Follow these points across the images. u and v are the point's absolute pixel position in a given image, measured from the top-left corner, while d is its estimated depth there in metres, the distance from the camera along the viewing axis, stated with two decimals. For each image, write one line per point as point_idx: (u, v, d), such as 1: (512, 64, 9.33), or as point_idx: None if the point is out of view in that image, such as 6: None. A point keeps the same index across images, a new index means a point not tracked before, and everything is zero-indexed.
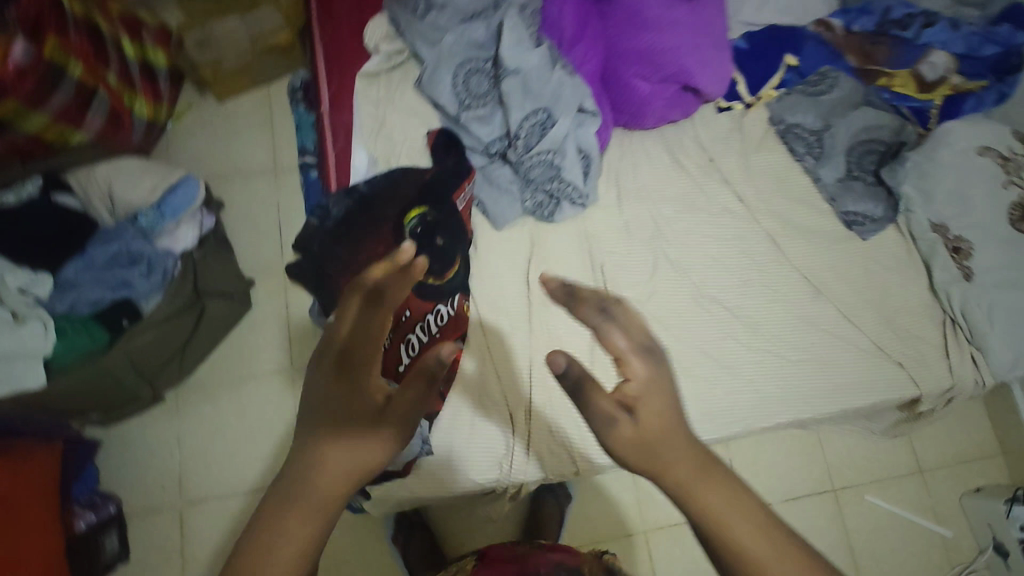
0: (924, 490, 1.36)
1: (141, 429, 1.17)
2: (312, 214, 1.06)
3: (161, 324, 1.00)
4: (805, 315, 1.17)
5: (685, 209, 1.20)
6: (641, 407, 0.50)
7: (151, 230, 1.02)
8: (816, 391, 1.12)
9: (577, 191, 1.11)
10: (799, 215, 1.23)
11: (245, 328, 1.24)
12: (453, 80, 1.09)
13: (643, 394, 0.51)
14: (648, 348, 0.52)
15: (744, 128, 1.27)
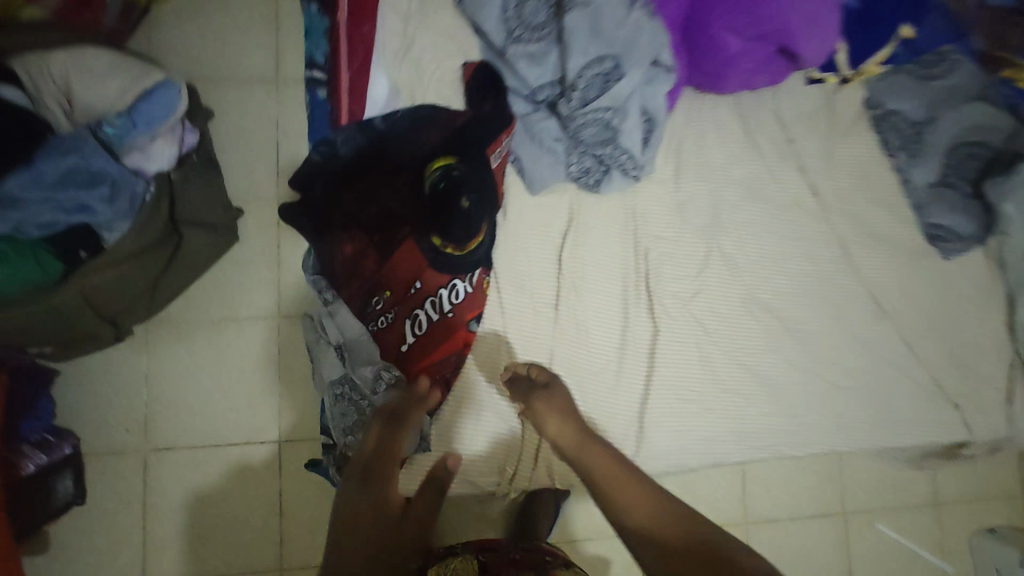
0: (936, 524, 1.28)
1: (103, 363, 1.04)
2: (314, 148, 0.88)
3: (127, 261, 0.85)
4: (863, 336, 1.03)
5: (750, 196, 1.03)
6: (541, 402, 0.80)
7: (118, 144, 0.83)
8: (860, 423, 1.00)
9: (632, 161, 0.94)
10: (878, 220, 1.06)
11: (228, 263, 1.08)
12: (505, 3, 0.89)
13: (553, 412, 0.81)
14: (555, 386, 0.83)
15: (834, 107, 1.07)
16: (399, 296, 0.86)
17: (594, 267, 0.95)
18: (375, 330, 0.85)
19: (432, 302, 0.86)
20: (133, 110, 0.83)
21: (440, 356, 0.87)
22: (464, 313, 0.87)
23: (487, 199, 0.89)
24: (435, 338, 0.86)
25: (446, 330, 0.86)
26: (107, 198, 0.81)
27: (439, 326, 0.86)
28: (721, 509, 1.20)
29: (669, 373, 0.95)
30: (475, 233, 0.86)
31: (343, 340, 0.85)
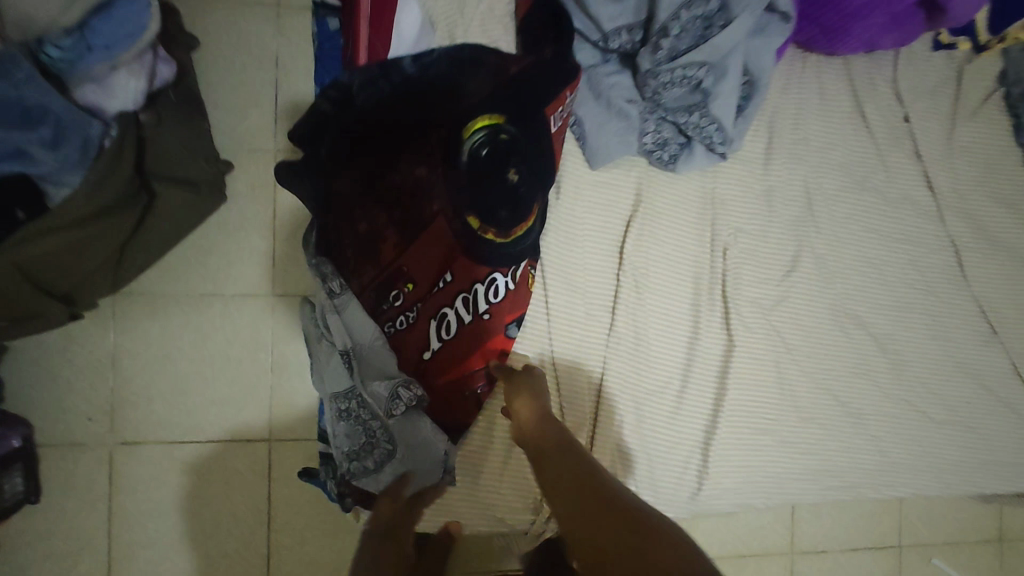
0: (999, 563, 1.15)
1: (60, 338, 0.87)
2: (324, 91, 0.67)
3: (76, 225, 0.67)
4: (970, 362, 0.86)
5: (853, 184, 0.84)
6: (516, 387, 0.63)
7: (66, 75, 0.64)
8: (955, 463, 0.85)
9: (723, 133, 0.74)
10: (1002, 223, 0.87)
11: (213, 226, 0.89)
12: None
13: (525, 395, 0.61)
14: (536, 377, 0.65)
15: (964, 79, 0.87)
16: (421, 293, 0.65)
17: (663, 264, 0.78)
18: (392, 333, 0.67)
19: (463, 302, 0.66)
20: (85, 28, 0.63)
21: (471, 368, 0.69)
22: (502, 314, 0.69)
23: (541, 169, 0.68)
24: (466, 346, 0.67)
25: (479, 337, 0.68)
26: (49, 144, 0.63)
27: (470, 332, 0.67)
28: (767, 537, 1.05)
29: (741, 396, 0.79)
30: (524, 219, 0.65)
31: (352, 343, 0.69)
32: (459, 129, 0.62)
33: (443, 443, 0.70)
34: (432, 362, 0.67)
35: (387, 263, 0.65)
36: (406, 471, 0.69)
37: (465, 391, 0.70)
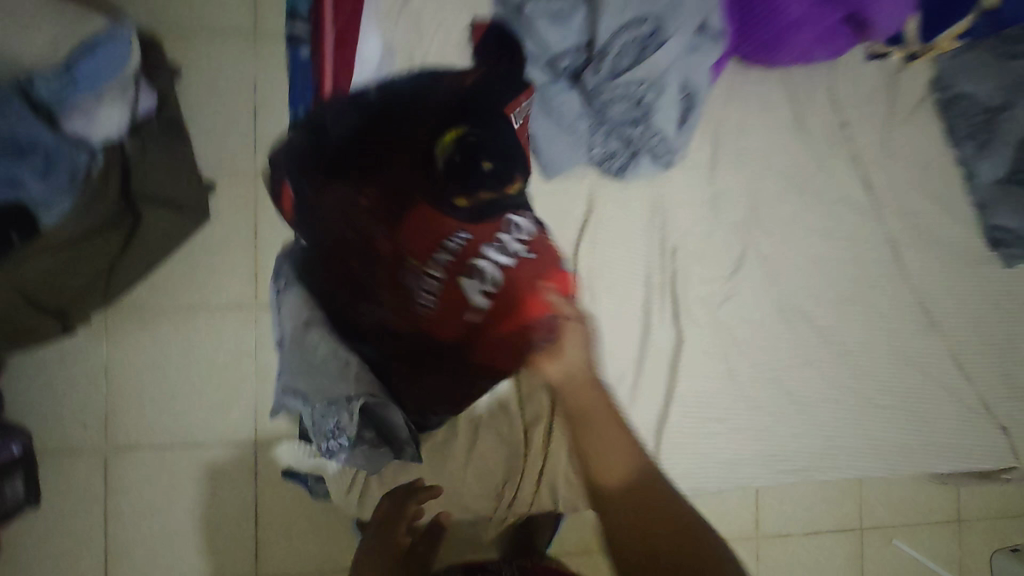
0: (957, 543, 1.20)
1: (57, 350, 0.92)
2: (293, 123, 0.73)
3: (65, 250, 0.74)
4: (910, 350, 0.92)
5: (793, 188, 0.90)
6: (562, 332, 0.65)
7: (56, 104, 0.69)
8: (899, 444, 0.90)
9: (664, 142, 0.81)
10: (936, 219, 0.93)
11: (198, 241, 0.95)
12: None
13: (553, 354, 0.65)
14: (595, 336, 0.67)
15: (897, 87, 0.93)
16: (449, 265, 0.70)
17: (615, 263, 0.84)
18: (423, 306, 0.70)
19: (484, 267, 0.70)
20: (73, 64, 0.69)
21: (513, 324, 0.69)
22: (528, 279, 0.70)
23: (513, 154, 0.71)
24: (518, 299, 0.69)
25: (511, 298, 0.69)
26: (40, 170, 0.68)
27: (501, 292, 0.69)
28: (732, 521, 1.11)
29: (691, 386, 0.85)
30: (511, 180, 0.71)
31: (283, 334, 0.72)
32: (428, 145, 0.69)
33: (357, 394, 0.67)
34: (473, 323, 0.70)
35: (389, 258, 0.69)
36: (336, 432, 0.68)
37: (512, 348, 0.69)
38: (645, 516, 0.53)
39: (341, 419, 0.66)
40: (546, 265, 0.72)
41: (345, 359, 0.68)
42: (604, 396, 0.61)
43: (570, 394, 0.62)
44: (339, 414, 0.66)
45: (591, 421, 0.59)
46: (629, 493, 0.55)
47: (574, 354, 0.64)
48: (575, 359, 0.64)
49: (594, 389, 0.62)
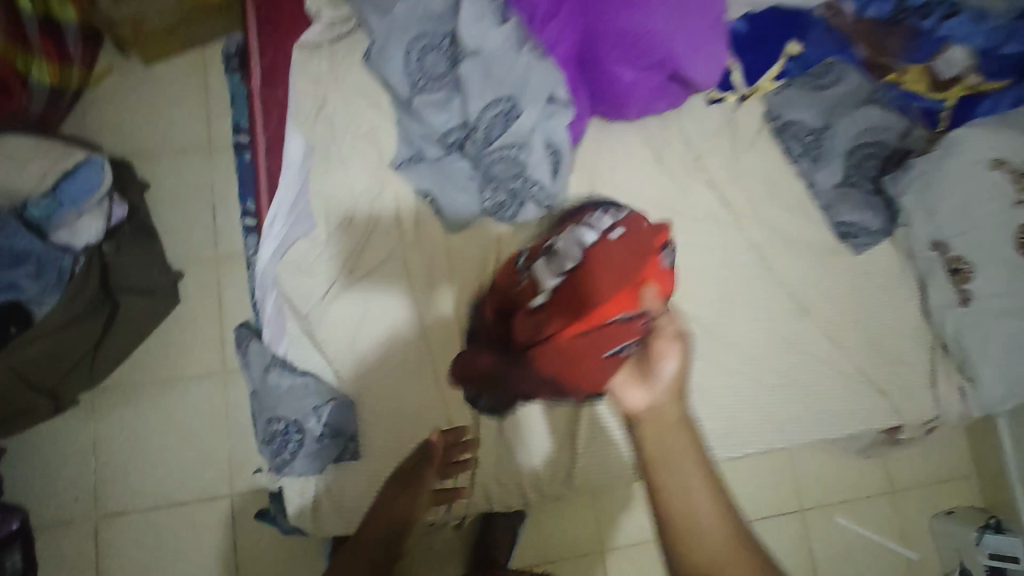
0: (895, 511, 1.30)
1: (52, 432, 1.05)
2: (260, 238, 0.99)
3: (53, 333, 0.87)
4: (787, 334, 1.07)
5: (663, 213, 1.08)
6: (645, 363, 0.71)
7: (44, 223, 0.89)
8: (790, 417, 1.04)
9: (543, 189, 0.97)
10: (789, 223, 1.11)
11: (171, 322, 1.11)
12: (406, 58, 0.93)
13: (663, 405, 0.70)
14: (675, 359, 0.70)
15: (737, 122, 1.14)
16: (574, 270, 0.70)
17: None
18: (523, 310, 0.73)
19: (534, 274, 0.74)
20: (57, 190, 0.89)
21: (598, 325, 0.69)
22: (610, 262, 0.70)
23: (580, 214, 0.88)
24: (601, 279, 0.69)
25: (578, 287, 0.70)
26: (32, 274, 0.87)
27: (568, 283, 0.70)
28: None
29: None
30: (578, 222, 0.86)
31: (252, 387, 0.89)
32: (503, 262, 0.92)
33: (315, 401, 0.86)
34: (549, 334, 0.70)
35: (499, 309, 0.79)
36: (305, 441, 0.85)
37: (594, 354, 0.70)
38: (739, 539, 0.64)
39: (309, 418, 0.85)
40: (626, 248, 0.71)
41: (303, 381, 0.86)
42: (669, 440, 0.68)
43: (657, 429, 0.69)
44: (308, 414, 0.85)
45: (665, 468, 0.67)
46: (709, 526, 0.64)
47: (657, 401, 0.70)
48: (654, 409, 0.70)
49: (654, 432, 0.69)
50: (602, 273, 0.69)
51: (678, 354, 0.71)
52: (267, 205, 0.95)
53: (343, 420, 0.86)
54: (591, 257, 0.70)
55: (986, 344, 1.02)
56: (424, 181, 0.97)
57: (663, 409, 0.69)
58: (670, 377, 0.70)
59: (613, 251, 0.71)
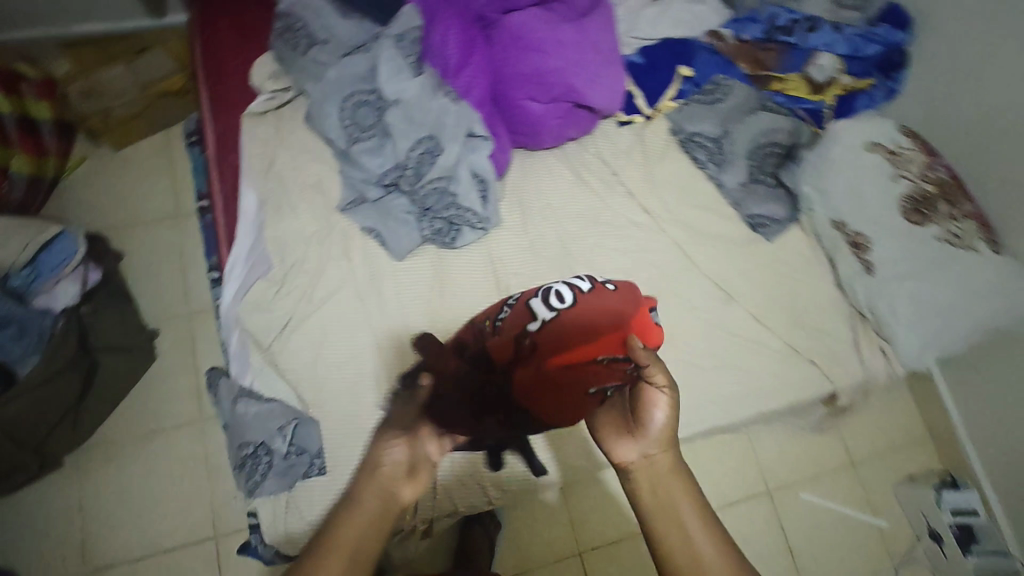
0: (859, 483, 1.36)
1: (40, 496, 1.11)
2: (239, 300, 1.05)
3: (37, 390, 0.96)
4: (717, 319, 1.17)
5: (590, 224, 1.20)
6: (637, 416, 0.77)
7: (25, 291, 0.98)
8: (730, 395, 1.12)
9: (475, 215, 1.10)
10: (705, 221, 1.23)
11: (148, 378, 1.19)
12: (341, 114, 1.06)
13: (659, 455, 0.76)
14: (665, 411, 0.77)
15: (646, 139, 1.28)
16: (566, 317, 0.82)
17: (464, 311, 1.08)
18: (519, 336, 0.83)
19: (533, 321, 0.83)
20: (37, 261, 0.99)
21: (586, 359, 0.79)
22: (601, 309, 0.82)
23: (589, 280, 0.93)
24: (598, 321, 0.81)
25: (569, 325, 0.81)
26: (15, 337, 0.95)
27: (564, 320, 0.81)
28: None
29: None
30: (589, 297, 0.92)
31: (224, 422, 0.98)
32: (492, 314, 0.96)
33: (279, 420, 0.94)
34: (540, 360, 0.81)
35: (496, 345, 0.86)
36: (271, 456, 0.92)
37: (576, 384, 0.80)
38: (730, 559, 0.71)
39: (274, 438, 0.92)
40: (618, 298, 0.85)
41: (268, 405, 0.95)
42: (665, 484, 0.74)
43: (650, 480, 0.75)
44: (273, 434, 0.92)
45: (667, 518, 0.72)
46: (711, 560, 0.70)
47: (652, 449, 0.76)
48: (653, 460, 0.76)
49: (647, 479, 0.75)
50: (594, 321, 0.81)
51: (669, 408, 0.77)
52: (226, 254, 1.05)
53: (305, 439, 0.93)
54: (584, 302, 0.83)
55: (894, 306, 1.12)
56: (368, 219, 1.08)
57: (654, 452, 0.76)
58: (663, 428, 0.76)
59: (605, 298, 0.84)
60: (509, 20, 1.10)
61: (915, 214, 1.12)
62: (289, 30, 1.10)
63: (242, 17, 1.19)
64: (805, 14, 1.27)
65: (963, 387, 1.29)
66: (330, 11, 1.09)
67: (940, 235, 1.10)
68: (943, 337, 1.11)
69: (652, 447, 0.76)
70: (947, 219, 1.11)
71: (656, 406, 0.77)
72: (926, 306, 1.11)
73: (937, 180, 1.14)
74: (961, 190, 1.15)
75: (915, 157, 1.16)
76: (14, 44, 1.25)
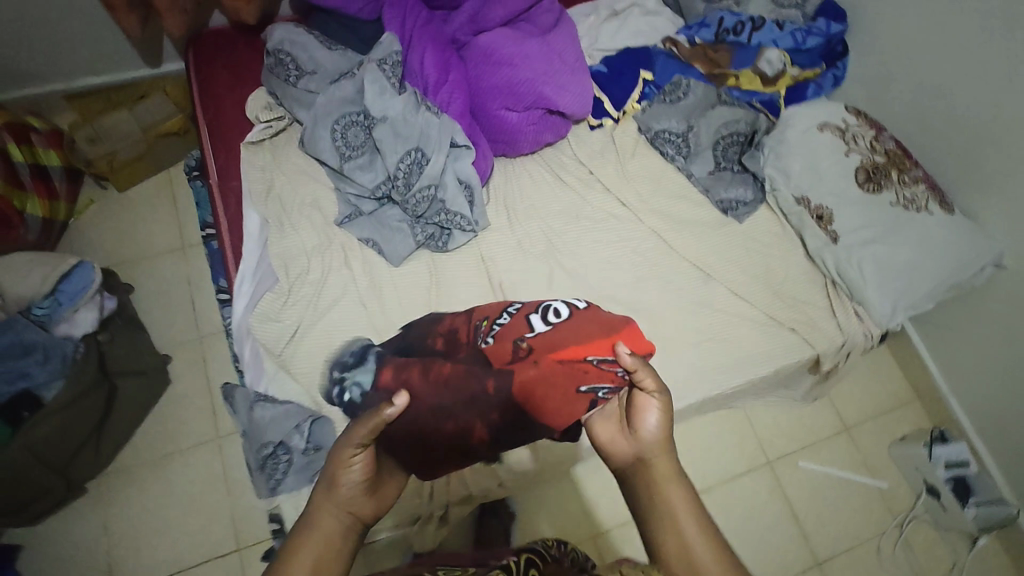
0: (855, 447, 1.41)
1: (64, 525, 1.14)
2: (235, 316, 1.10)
3: (63, 410, 1.02)
4: (699, 297, 1.24)
5: (573, 220, 1.28)
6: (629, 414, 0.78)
7: (47, 320, 1.04)
8: (720, 366, 1.19)
9: (465, 219, 1.17)
10: (679, 209, 1.32)
11: (164, 402, 1.23)
12: (333, 135, 1.15)
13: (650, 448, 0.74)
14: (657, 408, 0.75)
15: (617, 140, 1.37)
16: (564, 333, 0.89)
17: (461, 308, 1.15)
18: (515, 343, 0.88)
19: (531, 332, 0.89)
20: (57, 291, 1.05)
21: (578, 358, 0.85)
22: (593, 322, 0.90)
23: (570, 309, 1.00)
24: (590, 333, 0.88)
25: (565, 335, 0.87)
26: (40, 362, 1.01)
27: (558, 331, 0.88)
28: None
29: None
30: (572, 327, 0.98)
31: (242, 429, 1.02)
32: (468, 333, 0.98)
33: (294, 418, 0.99)
34: (537, 362, 0.86)
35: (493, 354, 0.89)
36: (287, 450, 0.97)
37: (567, 382, 0.84)
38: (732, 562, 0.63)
39: (292, 436, 0.97)
40: (608, 316, 0.92)
41: (283, 406, 1.00)
42: (659, 487, 0.70)
43: (637, 474, 0.73)
44: (291, 433, 0.97)
45: (663, 519, 0.68)
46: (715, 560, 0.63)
47: (645, 451, 0.74)
48: (649, 461, 0.73)
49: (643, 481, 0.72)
50: (587, 334, 0.88)
51: (660, 406, 0.76)
52: (234, 272, 1.12)
53: (322, 436, 0.98)
54: (580, 317, 0.91)
55: (862, 270, 1.20)
56: (365, 231, 1.16)
57: (651, 454, 0.73)
58: (652, 426, 0.75)
59: (594, 316, 0.91)
60: (479, 42, 1.22)
61: (870, 184, 1.21)
62: (277, 64, 1.19)
63: (234, 59, 1.29)
64: (749, 15, 1.40)
65: (939, 344, 1.37)
66: (316, 45, 1.20)
67: (895, 200, 1.20)
68: (911, 294, 1.18)
69: (640, 442, 0.75)
70: (899, 185, 1.21)
71: (645, 405, 0.76)
72: (891, 266, 1.18)
73: (885, 151, 1.24)
74: (909, 158, 1.25)
75: (864, 132, 1.26)
76: (21, 101, 1.34)
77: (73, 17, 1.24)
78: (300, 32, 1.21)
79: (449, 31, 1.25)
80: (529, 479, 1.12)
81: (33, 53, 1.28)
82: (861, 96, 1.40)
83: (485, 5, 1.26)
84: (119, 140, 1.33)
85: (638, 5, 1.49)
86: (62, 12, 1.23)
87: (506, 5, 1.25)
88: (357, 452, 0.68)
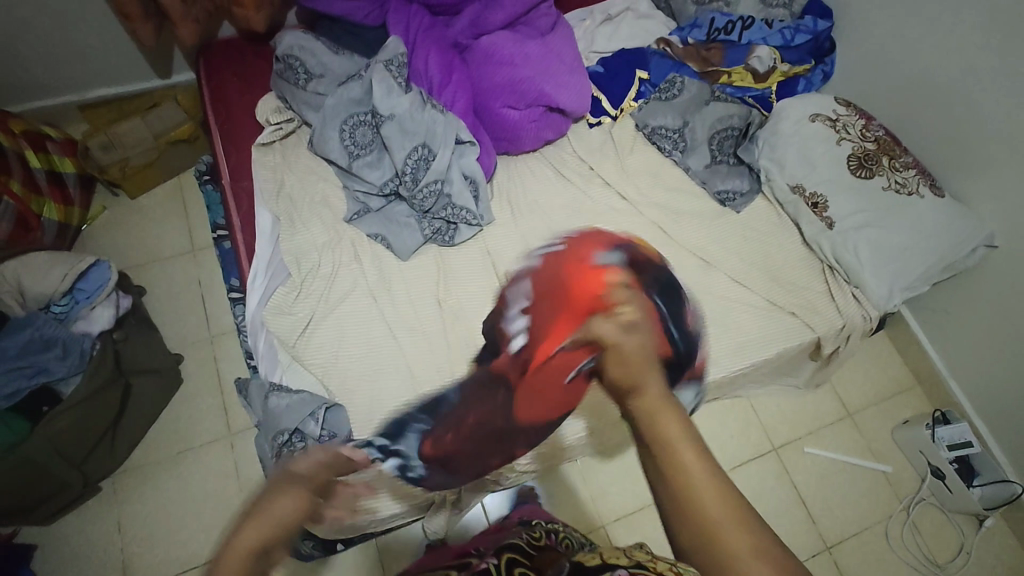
0: (858, 432, 1.42)
1: (78, 524, 1.14)
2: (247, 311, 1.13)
3: (81, 405, 1.04)
4: (700, 285, 1.27)
5: (574, 214, 1.31)
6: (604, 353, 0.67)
7: (66, 317, 1.08)
8: (723, 350, 1.21)
9: (470, 213, 1.21)
10: (677, 201, 1.35)
11: (177, 401, 1.25)
12: (342, 135, 1.18)
13: (623, 370, 0.65)
14: (627, 333, 0.67)
15: (615, 137, 1.42)
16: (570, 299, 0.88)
17: (469, 299, 1.17)
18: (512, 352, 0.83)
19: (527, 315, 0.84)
20: (75, 290, 1.10)
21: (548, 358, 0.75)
22: (553, 276, 0.77)
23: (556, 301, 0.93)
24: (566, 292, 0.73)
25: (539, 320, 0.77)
26: (60, 357, 1.04)
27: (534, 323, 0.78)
28: None
29: None
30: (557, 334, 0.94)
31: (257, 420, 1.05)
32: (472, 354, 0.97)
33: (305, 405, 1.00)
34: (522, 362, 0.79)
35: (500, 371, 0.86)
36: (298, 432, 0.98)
37: (555, 380, 0.76)
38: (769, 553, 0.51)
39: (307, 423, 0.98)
40: (576, 268, 0.75)
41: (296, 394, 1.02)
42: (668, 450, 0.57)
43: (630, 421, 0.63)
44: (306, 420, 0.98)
45: (680, 491, 0.54)
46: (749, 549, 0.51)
47: (646, 404, 0.61)
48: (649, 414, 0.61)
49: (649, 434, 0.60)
50: (563, 267, 0.77)
51: (632, 329, 0.67)
52: (247, 268, 1.16)
53: (336, 422, 0.99)
54: (539, 280, 0.80)
55: (858, 253, 1.23)
56: (374, 226, 1.19)
57: (653, 411, 0.60)
58: (630, 344, 0.66)
59: (551, 269, 0.80)
60: (481, 44, 1.27)
61: (861, 170, 1.25)
62: (287, 68, 1.23)
63: (244, 66, 1.33)
64: (739, 15, 1.45)
65: (936, 327, 1.40)
66: (323, 50, 1.24)
67: (886, 186, 1.24)
68: (905, 275, 1.22)
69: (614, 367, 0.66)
70: (890, 171, 1.25)
71: (607, 329, 0.67)
72: (885, 249, 1.22)
73: (875, 140, 1.28)
74: (898, 146, 1.29)
75: (854, 121, 1.31)
76: (36, 112, 1.38)
77: (89, 29, 1.29)
78: (308, 38, 1.25)
79: (451, 35, 1.29)
80: (543, 464, 1.13)
81: (49, 64, 1.32)
82: (849, 90, 1.45)
83: (486, 8, 1.30)
84: (131, 147, 1.36)
85: (632, 9, 1.55)
86: (78, 24, 1.27)
87: (507, 8, 1.30)
88: (293, 490, 0.57)
